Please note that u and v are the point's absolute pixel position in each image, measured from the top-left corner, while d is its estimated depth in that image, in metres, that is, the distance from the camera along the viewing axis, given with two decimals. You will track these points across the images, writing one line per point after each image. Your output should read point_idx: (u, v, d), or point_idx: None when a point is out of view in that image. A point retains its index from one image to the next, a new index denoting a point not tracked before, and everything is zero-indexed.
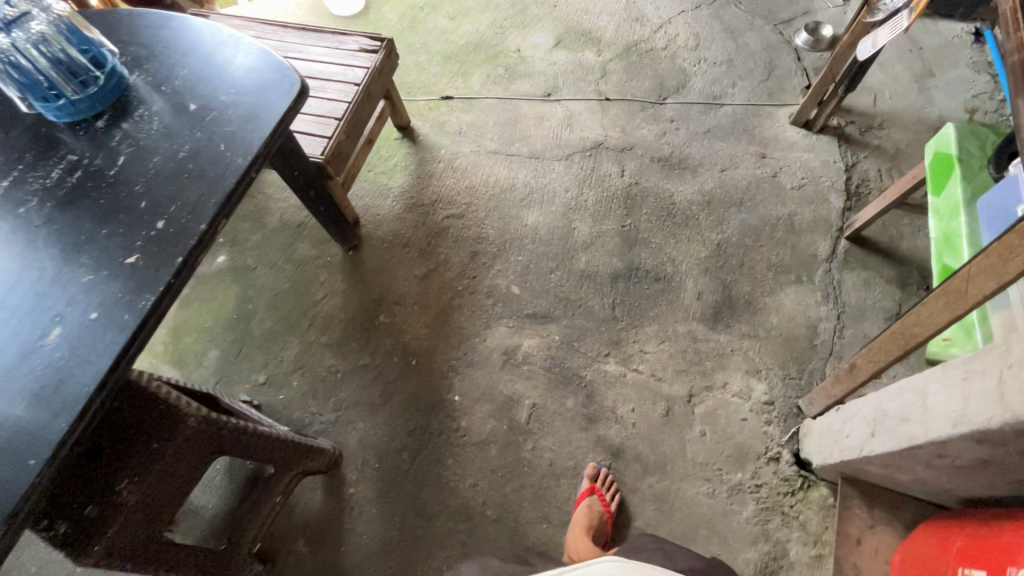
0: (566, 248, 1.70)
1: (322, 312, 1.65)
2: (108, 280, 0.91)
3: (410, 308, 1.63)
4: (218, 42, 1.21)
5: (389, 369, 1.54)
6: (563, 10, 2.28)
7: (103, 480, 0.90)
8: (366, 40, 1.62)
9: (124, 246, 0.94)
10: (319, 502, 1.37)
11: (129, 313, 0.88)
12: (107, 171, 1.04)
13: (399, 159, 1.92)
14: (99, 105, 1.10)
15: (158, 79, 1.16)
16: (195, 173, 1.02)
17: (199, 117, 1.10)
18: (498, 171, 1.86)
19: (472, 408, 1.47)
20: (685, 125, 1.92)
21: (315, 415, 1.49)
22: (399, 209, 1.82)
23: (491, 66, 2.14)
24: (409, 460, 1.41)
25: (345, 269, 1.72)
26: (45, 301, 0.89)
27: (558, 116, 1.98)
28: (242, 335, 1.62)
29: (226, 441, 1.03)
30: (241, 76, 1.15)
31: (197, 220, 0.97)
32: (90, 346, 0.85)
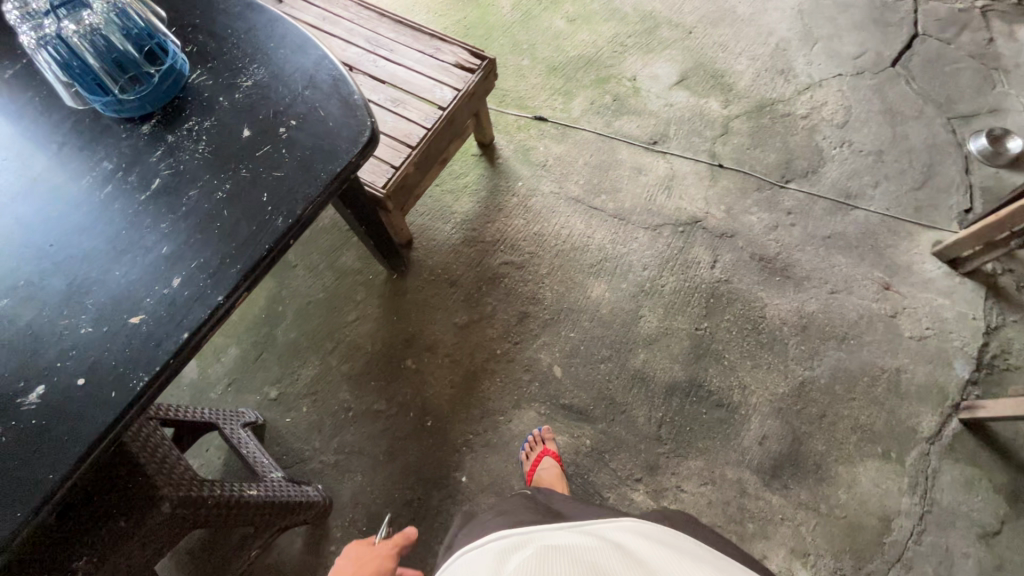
0: (625, 339, 1.49)
1: (349, 338, 1.54)
2: (106, 341, 0.81)
3: (440, 360, 1.49)
4: (293, 49, 1.03)
5: (402, 424, 1.42)
6: (698, 40, 1.97)
7: None
8: (464, 54, 1.42)
9: (131, 301, 0.83)
10: (297, 551, 1.30)
11: (116, 391, 0.78)
12: (138, 194, 0.92)
13: (471, 180, 1.74)
14: (148, 106, 0.97)
15: (218, 85, 1.00)
16: (228, 223, 0.88)
17: (250, 147, 0.94)
18: (574, 225, 1.65)
19: (476, 496, 1.34)
20: (803, 222, 1.63)
21: (316, 453, 1.41)
22: (457, 240, 1.65)
23: (598, 92, 1.88)
24: (396, 535, 1.31)
25: (384, 294, 1.59)
26: (41, 349, 0.81)
27: (658, 173, 1.72)
28: (266, 340, 1.55)
29: (201, 515, 0.96)
30: (308, 104, 0.97)
31: (215, 287, 0.84)
32: (68, 422, 0.76)
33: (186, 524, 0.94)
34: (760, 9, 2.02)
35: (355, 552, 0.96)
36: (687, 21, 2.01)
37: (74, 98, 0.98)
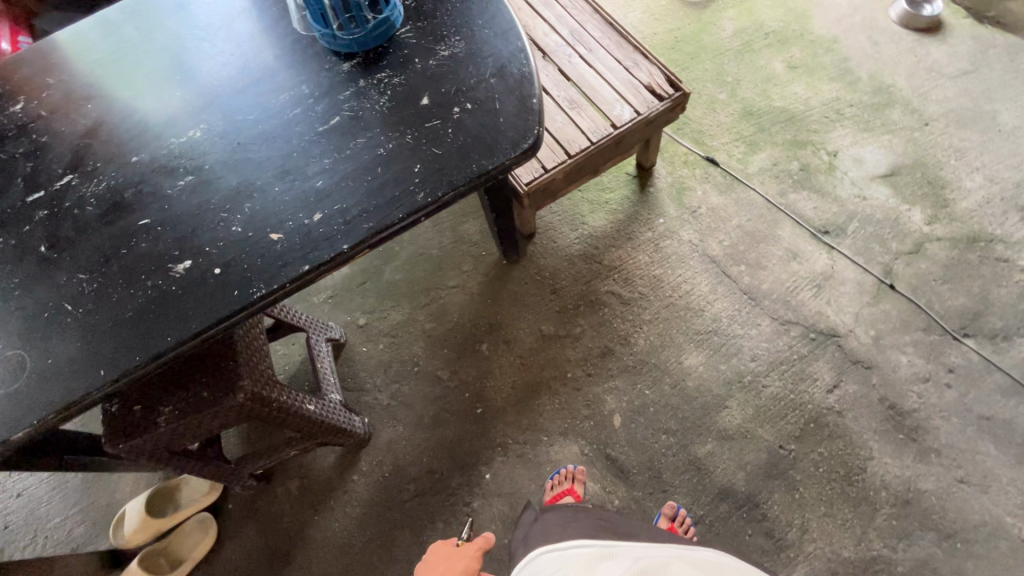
0: (699, 421, 1.40)
1: (443, 301, 1.61)
2: (246, 245, 0.92)
3: (513, 358, 1.52)
4: (496, 33, 1.04)
5: (455, 400, 1.49)
6: (931, 136, 1.69)
7: (159, 394, 1.00)
8: (660, 78, 1.35)
9: (277, 218, 0.93)
10: (329, 464, 1.46)
11: (238, 292, 0.89)
12: (318, 125, 1.00)
13: (614, 198, 1.68)
14: (356, 47, 1.05)
15: (419, 47, 1.05)
16: (378, 182, 0.94)
17: (422, 116, 0.98)
18: (698, 285, 1.55)
19: (491, 497, 1.39)
20: (962, 388, 1.39)
21: (375, 388, 1.53)
22: (576, 251, 1.63)
23: (787, 154, 1.70)
24: (410, 495, 1.41)
25: (488, 275, 1.63)
26: (199, 229, 0.94)
27: (814, 266, 1.55)
28: (374, 271, 1.67)
29: (264, 411, 1.09)
30: (488, 93, 0.99)
31: (344, 236, 0.91)
32: (195, 301, 0.89)
33: (251, 413, 1.07)
34: None
35: (444, 548, 1.07)
36: (927, 110, 1.73)
37: (303, 25, 1.10)
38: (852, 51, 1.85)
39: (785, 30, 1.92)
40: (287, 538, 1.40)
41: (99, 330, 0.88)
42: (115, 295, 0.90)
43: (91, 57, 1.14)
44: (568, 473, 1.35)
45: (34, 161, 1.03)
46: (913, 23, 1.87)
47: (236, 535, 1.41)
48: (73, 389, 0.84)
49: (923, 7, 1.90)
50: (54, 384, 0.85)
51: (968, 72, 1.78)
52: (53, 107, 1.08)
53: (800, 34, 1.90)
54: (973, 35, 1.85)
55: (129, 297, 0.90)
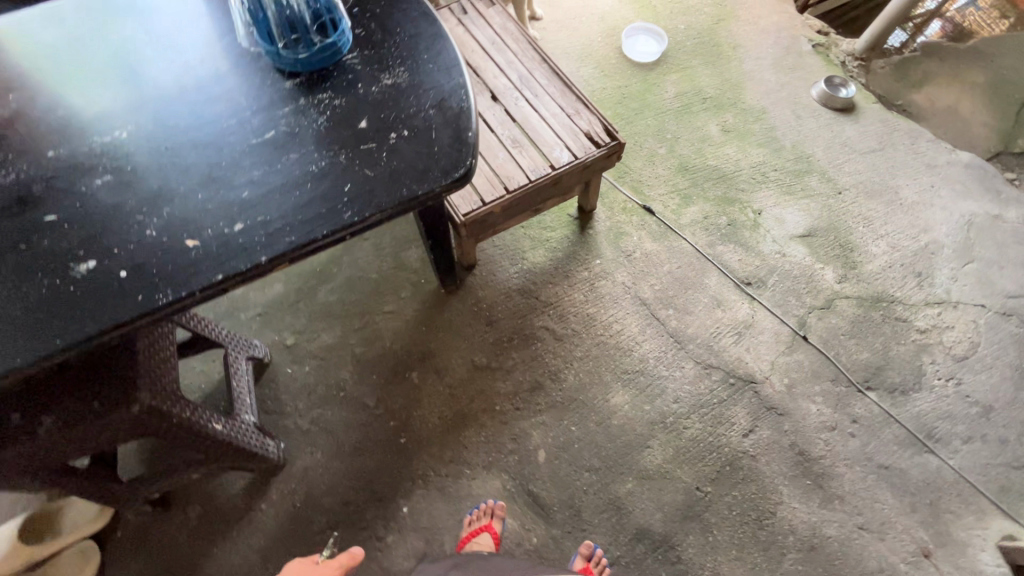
0: (622, 460, 1.42)
1: (377, 326, 1.59)
2: (158, 249, 0.89)
3: (442, 388, 1.50)
4: (440, 67, 1.09)
5: (379, 428, 1.45)
6: (843, 204, 1.85)
7: (40, 403, 0.92)
8: (598, 126, 1.43)
9: (195, 225, 0.91)
10: (236, 492, 1.37)
11: (142, 297, 0.85)
12: (251, 137, 1.00)
13: (554, 237, 1.74)
14: (300, 67, 1.07)
15: (363, 73, 1.08)
16: (306, 197, 0.94)
17: (358, 139, 1.00)
18: (628, 326, 1.61)
19: (407, 532, 1.34)
20: (864, 438, 1.48)
21: (296, 412, 1.47)
22: (514, 284, 1.65)
23: (717, 210, 1.82)
24: (320, 527, 1.34)
25: (425, 302, 1.63)
26: (110, 230, 0.90)
27: (736, 314, 1.64)
28: (309, 291, 1.64)
29: (161, 427, 1.02)
30: (426, 122, 1.02)
31: (263, 248, 0.89)
32: (93, 303, 0.84)
33: (145, 429, 1.01)
34: (925, 201, 1.87)
35: None
36: (840, 180, 1.90)
37: (249, 41, 1.11)
38: (778, 122, 2.03)
39: (720, 97, 2.09)
40: (180, 571, 1.29)
41: None
42: (4, 291, 0.85)
43: (25, 49, 1.12)
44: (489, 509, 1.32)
45: None
46: (830, 102, 2.07)
47: (121, 567, 1.30)
48: None
49: (840, 89, 2.11)
50: None
51: (876, 150, 1.98)
52: None
53: (734, 101, 2.08)
54: (881, 117, 2.07)
55: (19, 295, 0.85)
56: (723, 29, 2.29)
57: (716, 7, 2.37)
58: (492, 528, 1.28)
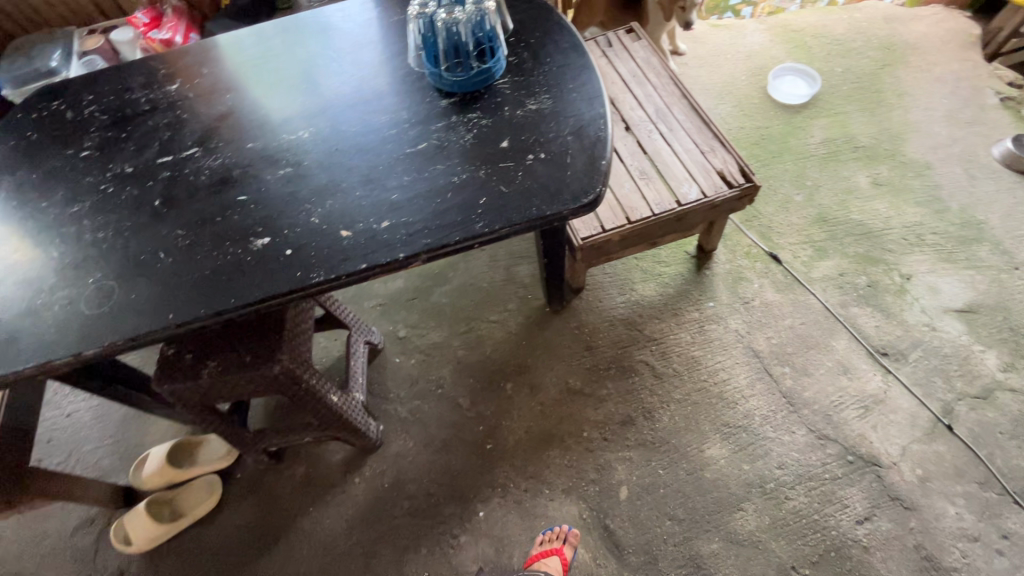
0: (709, 516, 1.33)
1: (481, 332, 1.67)
2: (317, 235, 1.03)
3: (533, 403, 1.53)
4: (583, 98, 1.14)
5: (468, 431, 1.51)
6: (1020, 281, 1.59)
7: (207, 349, 1.10)
8: (734, 166, 1.39)
9: (350, 218, 1.04)
10: (336, 461, 1.50)
11: (300, 274, 0.99)
12: (407, 146, 1.12)
13: (667, 272, 1.70)
14: (456, 88, 1.18)
15: (511, 97, 1.16)
16: (445, 205, 1.03)
17: (498, 157, 1.08)
18: (736, 376, 1.52)
19: (479, 536, 1.37)
20: (1016, 559, 1.24)
21: (397, 400, 1.58)
22: (619, 314, 1.64)
23: (857, 268, 1.66)
24: (402, 512, 1.41)
25: (529, 318, 1.67)
26: (284, 213, 1.06)
27: (865, 385, 1.47)
28: (425, 290, 1.76)
29: (291, 390, 1.16)
30: (563, 147, 1.07)
31: (403, 246, 0.99)
32: (263, 273, 0.99)
33: (278, 388, 1.15)
34: None
35: None
36: (1019, 254, 1.64)
37: (415, 61, 1.24)
38: (944, 180, 1.81)
39: (875, 147, 1.91)
40: (278, 523, 1.43)
41: (179, 279, 1.01)
42: (200, 253, 1.03)
43: (241, 59, 1.36)
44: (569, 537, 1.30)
45: (172, 131, 1.22)
46: (1016, 164, 1.81)
47: (233, 503, 1.46)
48: (145, 324, 0.96)
49: None
50: (131, 317, 0.97)
51: None
52: (199, 92, 1.29)
53: (891, 153, 1.89)
54: None
55: (210, 258, 1.02)
56: (888, 75, 2.10)
57: (883, 50, 2.18)
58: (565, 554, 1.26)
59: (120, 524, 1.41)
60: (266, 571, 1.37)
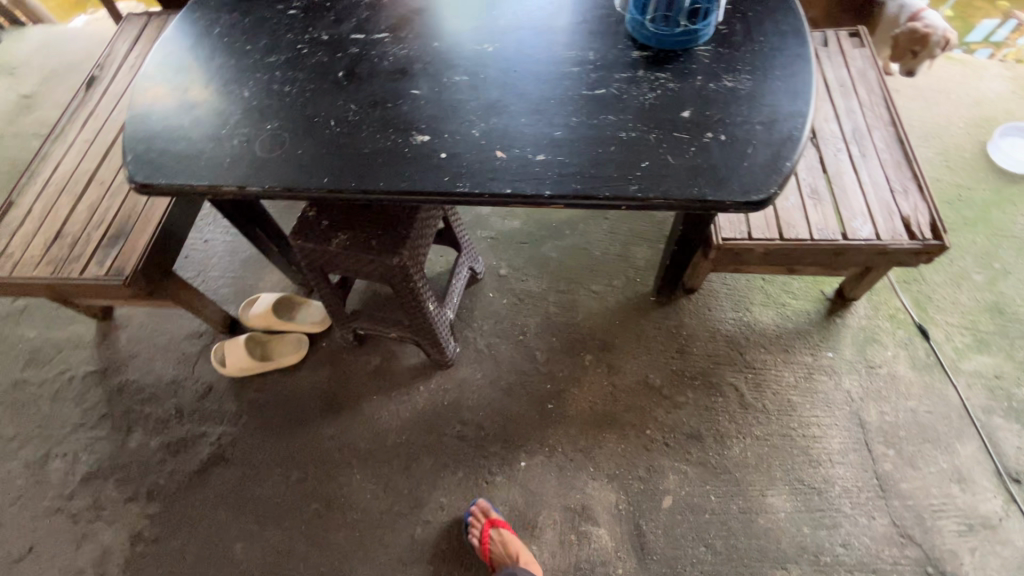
0: (748, 561, 1.26)
1: (577, 297, 1.64)
2: (473, 148, 1.03)
3: (606, 383, 1.50)
4: (787, 90, 1.03)
5: (535, 384, 1.52)
6: None
7: (341, 222, 1.17)
8: (924, 217, 1.22)
9: (508, 141, 1.03)
10: (408, 365, 1.58)
11: (447, 179, 1.00)
12: (585, 87, 1.08)
13: (793, 306, 1.56)
14: (653, 42, 1.11)
15: (709, 68, 1.07)
16: (605, 158, 0.99)
17: (675, 125, 1.01)
18: (830, 438, 1.38)
19: (514, 482, 1.39)
20: None
21: (478, 331, 1.61)
22: (725, 330, 1.54)
23: (1020, 377, 1.42)
24: (451, 432, 1.47)
25: (630, 300, 1.62)
26: (448, 117, 1.07)
27: (977, 503, 1.29)
28: (537, 238, 1.75)
29: (398, 286, 1.21)
30: (747, 135, 0.98)
31: (551, 184, 0.97)
32: (414, 168, 1.02)
33: (389, 280, 1.21)
34: None
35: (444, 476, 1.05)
36: None
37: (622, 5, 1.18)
38: None
39: None
40: (343, 398, 1.54)
41: (341, 150, 1.06)
42: (365, 132, 1.08)
43: None
44: (481, 509, 1.32)
45: (370, 12, 1.27)
46: None
47: (312, 366, 1.59)
48: (301, 180, 1.03)
49: None
50: (293, 170, 1.04)
51: None
52: None
53: None
54: None
55: (372, 139, 1.06)
56: None
57: None
58: (496, 526, 1.27)
59: (221, 346, 1.57)
60: (322, 434, 1.49)
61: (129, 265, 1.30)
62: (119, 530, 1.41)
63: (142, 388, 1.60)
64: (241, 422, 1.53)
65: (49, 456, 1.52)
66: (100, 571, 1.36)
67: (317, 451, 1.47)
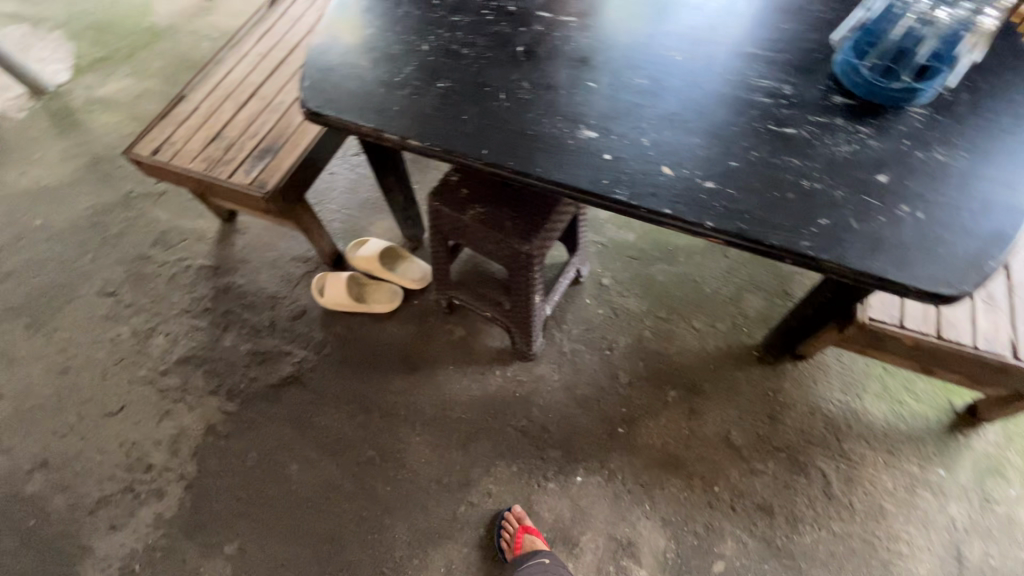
0: None
1: (675, 329, 1.56)
2: (639, 155, 0.98)
3: (684, 425, 1.43)
4: (1009, 181, 0.91)
5: (610, 403, 1.47)
6: None
7: (480, 194, 1.16)
8: None
9: (678, 157, 0.97)
10: (489, 346, 1.57)
11: (606, 181, 0.96)
12: (771, 122, 1.00)
13: (911, 407, 1.41)
14: (859, 90, 1.01)
15: (920, 134, 0.96)
16: (780, 203, 0.91)
17: (866, 188, 0.91)
18: (917, 561, 1.25)
19: (565, 494, 1.37)
20: None
21: (566, 333, 1.58)
22: (827, 410, 1.42)
23: None
24: (515, 425, 1.45)
25: (731, 348, 1.53)
26: (620, 117, 1.02)
27: None
28: (648, 257, 1.68)
29: (515, 272, 1.20)
30: (950, 220, 0.87)
31: (714, 215, 0.91)
32: (574, 160, 0.98)
33: (508, 264, 1.19)
34: None
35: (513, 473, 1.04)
36: None
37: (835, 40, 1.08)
38: None
39: None
40: (421, 359, 1.56)
41: (503, 124, 1.04)
42: (531, 111, 1.05)
43: None
44: (516, 516, 1.31)
45: None
46: None
47: (399, 320, 1.62)
48: (459, 145, 1.02)
49: None
50: (453, 133, 1.03)
51: None
52: None
53: None
54: None
55: (537, 120, 1.03)
56: None
57: None
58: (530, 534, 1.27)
59: (324, 277, 1.64)
60: (393, 387, 1.52)
61: (271, 182, 1.37)
62: (197, 416, 1.51)
63: (245, 294, 1.70)
64: (324, 353, 1.58)
65: (154, 331, 1.65)
66: (173, 449, 1.47)
67: (385, 402, 1.50)
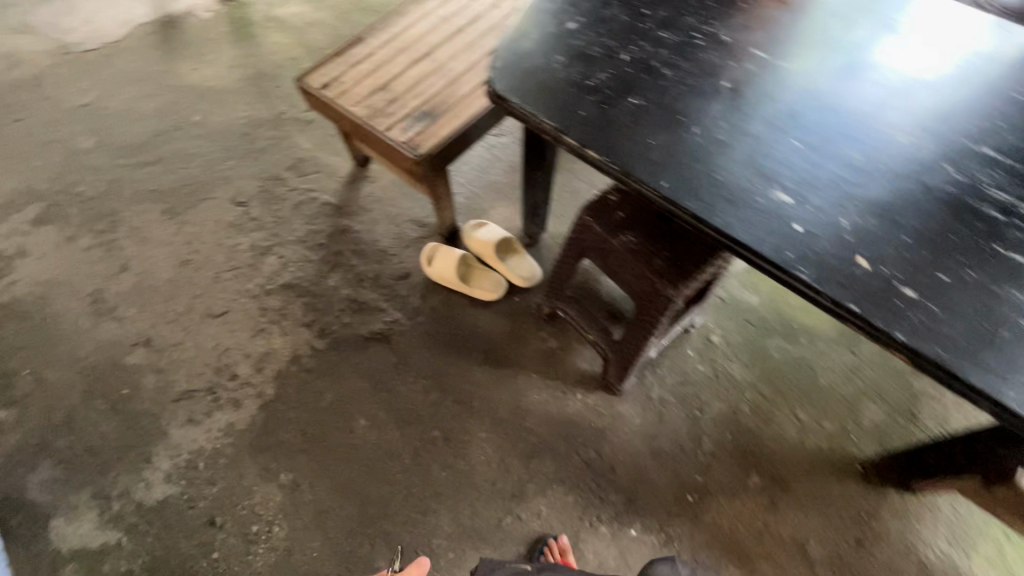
0: None
1: (777, 412, 1.45)
2: (833, 237, 0.88)
3: (759, 517, 1.33)
4: None
5: (686, 466, 1.39)
6: None
7: (637, 221, 1.11)
8: None
9: (878, 252, 0.86)
10: (578, 366, 1.52)
11: (789, 255, 0.87)
12: (1003, 241, 0.85)
13: None
14: None
15: None
16: (990, 339, 0.79)
17: None
18: None
19: (615, 543, 1.32)
20: None
21: (659, 379, 1.50)
22: (924, 556, 1.28)
23: None
24: (583, 456, 1.40)
25: (833, 453, 1.39)
26: (821, 186, 0.92)
27: None
28: (767, 327, 1.56)
29: (646, 311, 1.14)
30: None
31: (906, 330, 0.80)
32: (759, 223, 0.90)
33: (640, 300, 1.14)
34: None
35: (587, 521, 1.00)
36: None
37: None
38: None
39: None
40: (507, 358, 1.53)
41: (690, 161, 0.96)
42: (722, 154, 0.96)
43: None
44: (559, 548, 1.27)
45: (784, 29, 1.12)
46: None
47: (496, 312, 1.60)
48: (638, 171, 0.97)
49: None
50: (633, 156, 0.97)
51: None
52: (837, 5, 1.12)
53: None
54: None
55: (728, 167, 0.95)
56: None
57: None
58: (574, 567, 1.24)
59: (434, 248, 1.62)
60: (473, 376, 1.51)
61: (424, 147, 1.38)
62: (287, 343, 1.57)
63: (358, 241, 1.73)
64: (417, 322, 1.59)
65: (270, 251, 1.72)
66: (259, 366, 1.53)
67: (462, 389, 1.49)
